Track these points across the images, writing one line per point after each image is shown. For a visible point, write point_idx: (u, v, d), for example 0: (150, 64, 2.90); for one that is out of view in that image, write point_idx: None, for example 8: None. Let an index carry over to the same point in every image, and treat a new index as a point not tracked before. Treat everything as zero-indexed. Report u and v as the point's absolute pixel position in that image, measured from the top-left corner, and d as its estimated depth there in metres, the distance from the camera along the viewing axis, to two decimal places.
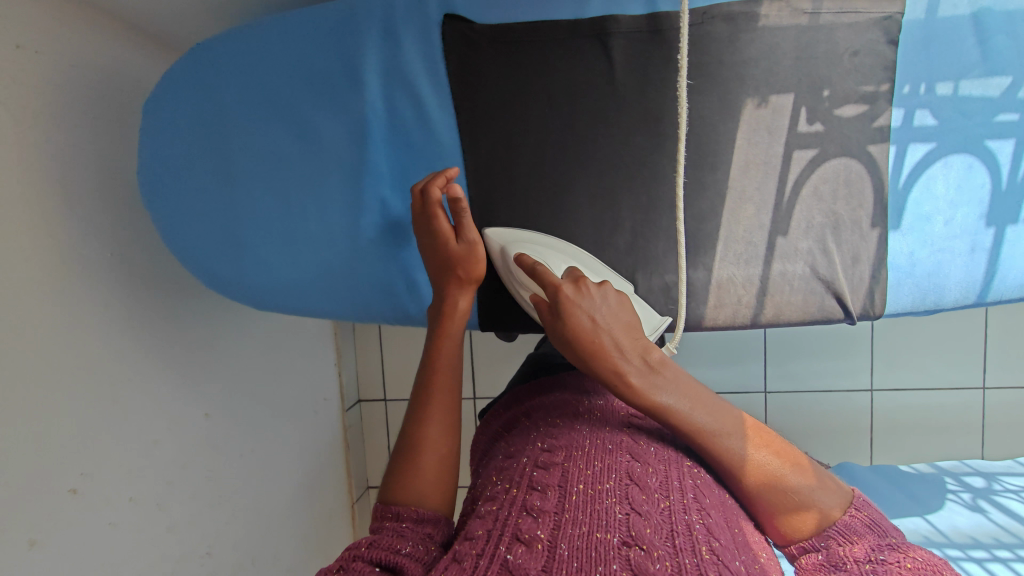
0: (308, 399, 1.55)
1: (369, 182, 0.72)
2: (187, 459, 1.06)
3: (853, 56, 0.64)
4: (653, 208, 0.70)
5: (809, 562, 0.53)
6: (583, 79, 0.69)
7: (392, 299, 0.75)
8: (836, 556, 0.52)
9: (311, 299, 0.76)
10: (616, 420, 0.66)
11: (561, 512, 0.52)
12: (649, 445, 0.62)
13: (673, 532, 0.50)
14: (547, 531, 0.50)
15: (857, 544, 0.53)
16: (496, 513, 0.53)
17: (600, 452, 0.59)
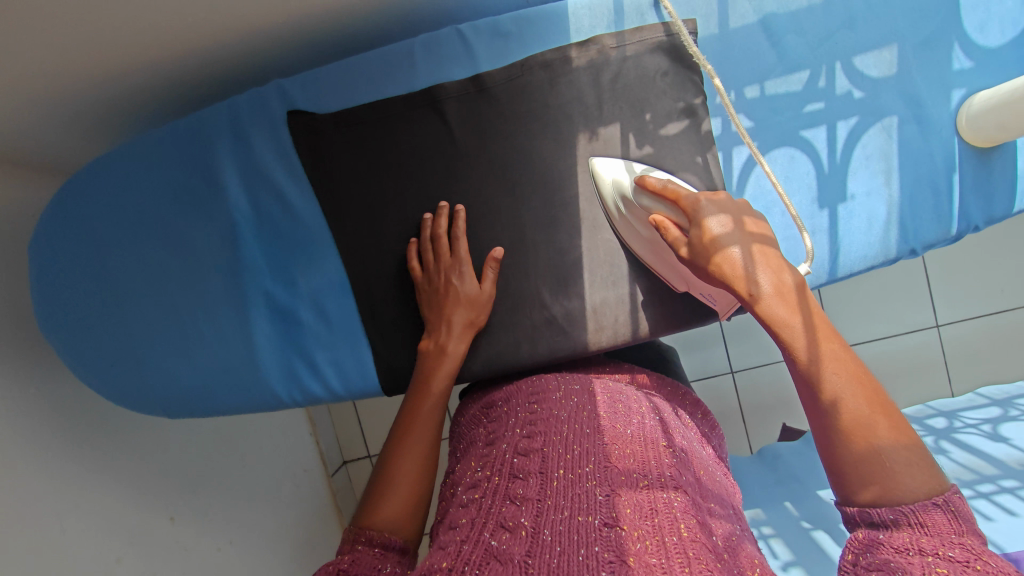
0: (286, 475, 1.53)
1: (248, 278, 0.75)
2: (155, 568, 1.05)
3: (664, 76, 0.69)
4: (520, 250, 0.73)
5: (864, 537, 0.43)
6: (427, 145, 0.73)
7: (296, 381, 0.77)
8: (897, 539, 0.41)
9: (218, 398, 0.78)
10: (592, 397, 0.61)
11: (544, 499, 0.48)
12: (631, 420, 0.58)
13: (654, 511, 0.46)
14: (531, 518, 0.46)
15: (928, 538, 0.40)
16: (479, 502, 0.49)
17: (581, 435, 0.55)
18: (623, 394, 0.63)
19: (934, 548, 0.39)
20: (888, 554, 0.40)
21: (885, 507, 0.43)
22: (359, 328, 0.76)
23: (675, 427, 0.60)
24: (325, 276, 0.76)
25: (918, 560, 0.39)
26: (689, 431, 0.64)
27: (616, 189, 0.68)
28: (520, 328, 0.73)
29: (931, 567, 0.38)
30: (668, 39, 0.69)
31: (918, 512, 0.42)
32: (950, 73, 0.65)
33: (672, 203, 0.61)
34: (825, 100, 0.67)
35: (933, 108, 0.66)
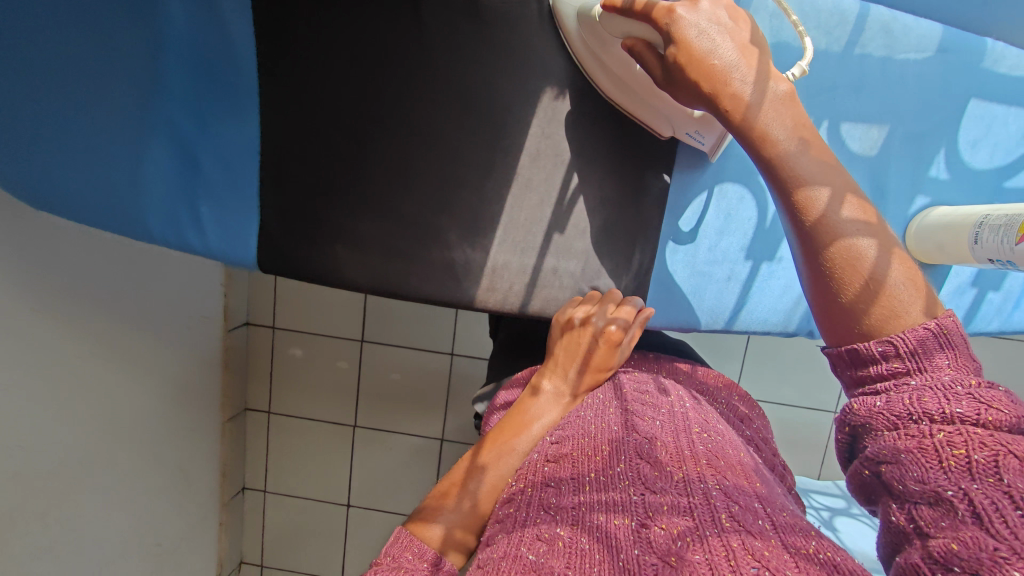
0: None
1: (159, 98, 0.64)
2: None
3: None
4: (444, 182, 0.68)
5: (863, 406, 0.39)
6: (392, 36, 0.65)
7: (176, 227, 0.69)
8: (901, 403, 0.36)
9: (79, 214, 0.66)
10: (621, 399, 0.57)
11: (580, 506, 0.43)
12: (653, 413, 0.53)
13: (694, 504, 0.41)
14: (568, 528, 0.41)
15: (929, 393, 0.36)
16: (514, 515, 0.45)
17: (604, 437, 0.50)
18: (647, 387, 0.59)
19: (939, 407, 0.35)
20: (895, 439, 0.36)
21: (873, 341, 0.40)
22: (256, 196, 0.71)
23: (712, 417, 0.55)
24: (238, 131, 0.68)
25: (929, 438, 0.34)
26: (726, 417, 0.59)
27: (580, 17, 0.62)
28: (414, 260, 0.70)
29: (946, 444, 0.33)
30: None
31: (911, 357, 0.38)
32: (924, 177, 0.62)
33: (641, 24, 0.50)
34: None
35: (891, 207, 0.63)
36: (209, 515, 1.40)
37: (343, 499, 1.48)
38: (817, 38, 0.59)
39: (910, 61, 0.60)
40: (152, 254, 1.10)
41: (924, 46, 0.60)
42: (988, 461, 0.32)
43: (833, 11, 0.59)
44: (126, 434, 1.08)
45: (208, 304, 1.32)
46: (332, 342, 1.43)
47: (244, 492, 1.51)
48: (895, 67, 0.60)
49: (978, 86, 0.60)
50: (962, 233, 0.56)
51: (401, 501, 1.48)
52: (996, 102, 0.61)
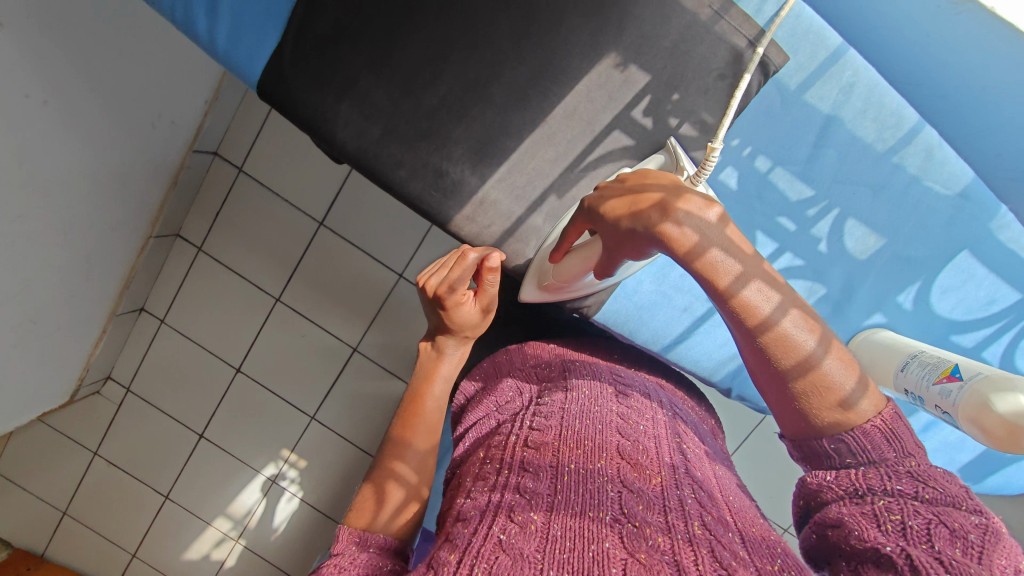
0: None
1: None
2: None
3: (717, 79, 0.63)
4: (472, 92, 0.66)
5: (817, 481, 0.44)
6: None
7: (186, 5, 0.65)
8: (849, 482, 0.43)
9: None
10: (603, 394, 0.56)
11: (555, 493, 0.43)
12: (640, 419, 0.53)
13: (666, 507, 0.42)
14: (542, 513, 0.41)
15: (873, 471, 0.42)
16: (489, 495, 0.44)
17: (586, 428, 0.50)
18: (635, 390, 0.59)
19: (880, 483, 0.41)
20: (842, 506, 0.42)
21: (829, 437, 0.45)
22: (284, 16, 0.67)
23: (688, 429, 0.56)
24: None
25: (871, 506, 0.40)
26: (702, 433, 0.60)
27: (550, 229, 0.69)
28: (410, 154, 0.67)
29: (884, 514, 0.39)
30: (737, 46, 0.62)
31: (860, 448, 0.43)
32: (891, 299, 0.65)
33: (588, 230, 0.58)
34: (799, 226, 0.65)
35: (854, 312, 0.66)
36: (95, 320, 1.33)
37: (236, 360, 1.44)
38: (863, 128, 0.62)
39: (932, 191, 0.62)
40: (147, 31, 1.03)
41: (951, 184, 0.62)
42: (924, 531, 0.38)
43: (893, 112, 0.61)
44: (46, 196, 0.99)
45: (185, 113, 1.24)
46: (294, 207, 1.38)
47: (140, 312, 1.45)
48: (917, 191, 0.62)
49: (976, 240, 0.63)
50: (897, 355, 0.60)
51: (291, 388, 1.45)
52: (981, 263, 0.64)
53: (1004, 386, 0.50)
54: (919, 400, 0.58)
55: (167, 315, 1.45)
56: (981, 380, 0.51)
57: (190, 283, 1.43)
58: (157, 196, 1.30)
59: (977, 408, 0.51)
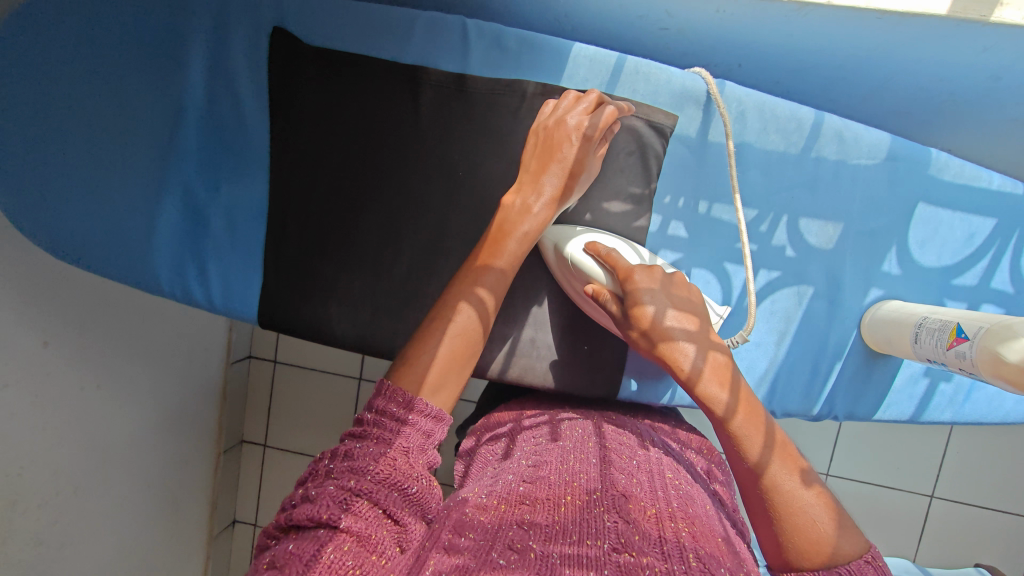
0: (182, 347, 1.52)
1: (176, 165, 0.75)
2: None
3: (627, 156, 0.68)
4: (432, 251, 0.74)
5: None
6: (390, 121, 0.73)
7: (182, 279, 0.77)
8: None
9: (100, 263, 0.74)
10: (602, 438, 0.58)
11: (554, 524, 0.43)
12: (635, 459, 0.54)
13: (661, 538, 0.42)
14: (540, 542, 0.41)
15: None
16: (484, 525, 0.43)
17: (585, 467, 0.51)
18: (628, 434, 0.60)
19: None
20: None
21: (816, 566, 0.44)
22: (260, 254, 0.77)
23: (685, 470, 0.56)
24: (247, 192, 0.77)
25: None
26: (702, 473, 0.60)
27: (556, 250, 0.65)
28: (401, 321, 0.75)
29: None
30: (636, 125, 0.67)
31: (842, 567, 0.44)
32: (876, 271, 0.66)
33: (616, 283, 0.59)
34: (760, 244, 0.67)
35: (848, 295, 0.67)
36: (196, 550, 1.40)
37: None
38: (772, 141, 0.66)
39: (861, 166, 0.65)
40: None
41: (875, 153, 0.65)
42: None
43: (790, 118, 0.66)
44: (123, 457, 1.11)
45: (214, 338, 1.38)
46: (331, 381, 1.47)
47: (232, 526, 1.53)
48: (847, 170, 0.66)
49: (925, 189, 0.65)
50: (906, 328, 0.60)
51: None
52: (942, 206, 0.65)
53: (1006, 335, 0.48)
54: (943, 364, 0.56)
55: (257, 520, 1.52)
56: (985, 335, 0.50)
57: (267, 484, 1.52)
58: (213, 419, 1.42)
59: (992, 363, 0.49)
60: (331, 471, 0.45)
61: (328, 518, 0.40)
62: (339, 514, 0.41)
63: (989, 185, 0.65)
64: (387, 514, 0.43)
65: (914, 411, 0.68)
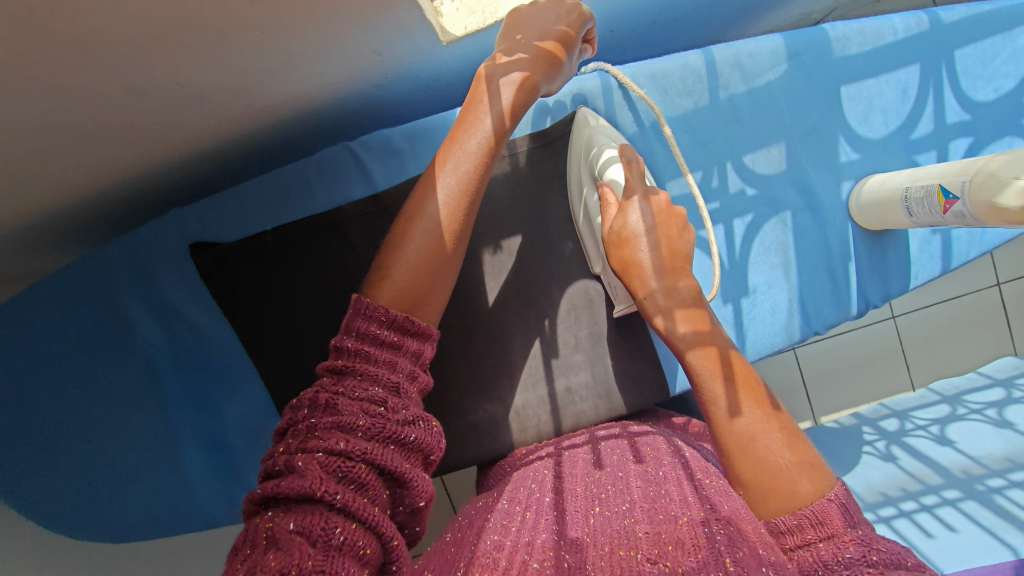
0: None
1: (172, 410, 0.77)
2: None
3: (561, 180, 0.71)
4: (435, 362, 0.73)
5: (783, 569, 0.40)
6: (333, 270, 0.72)
7: (233, 503, 0.79)
8: (808, 562, 0.39)
9: (156, 527, 0.78)
10: (632, 453, 0.57)
11: (586, 539, 0.43)
12: (669, 469, 0.52)
13: (694, 543, 0.39)
14: (573, 554, 0.40)
15: (823, 545, 0.39)
16: (516, 541, 0.43)
17: (615, 484, 0.51)
18: (656, 446, 0.58)
19: (831, 555, 0.38)
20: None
21: (788, 514, 0.42)
22: None
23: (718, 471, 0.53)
24: (247, 400, 0.77)
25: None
26: None
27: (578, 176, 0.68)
28: (444, 437, 0.74)
29: None
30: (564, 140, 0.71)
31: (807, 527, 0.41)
32: (837, 164, 0.65)
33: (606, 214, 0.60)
34: (720, 199, 0.65)
35: (825, 195, 0.66)
36: None
37: None
38: (681, 101, 0.65)
39: (771, 80, 0.64)
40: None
41: (776, 62, 0.64)
42: None
43: (682, 73, 0.64)
44: None
45: None
46: None
47: None
48: (760, 91, 0.64)
49: (839, 72, 0.64)
50: (896, 205, 0.59)
51: None
52: (864, 77, 0.64)
53: (993, 185, 0.47)
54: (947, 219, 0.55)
55: None
56: (972, 189, 0.49)
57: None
58: None
59: (992, 213, 0.48)
60: (313, 423, 0.38)
61: (323, 494, 0.34)
62: (337, 487, 0.35)
63: (895, 35, 0.64)
64: (387, 472, 0.37)
65: (942, 265, 0.67)
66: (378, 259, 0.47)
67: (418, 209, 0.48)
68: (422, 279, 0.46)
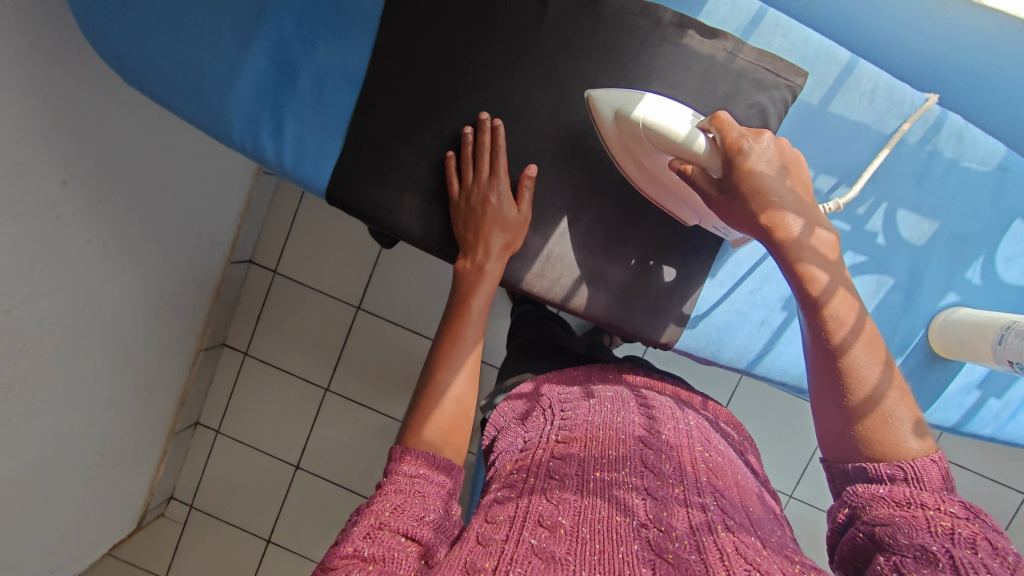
0: (204, 251, 1.39)
1: (276, 9, 0.71)
2: (46, 263, 0.93)
3: (749, 107, 0.67)
4: (523, 161, 0.71)
5: (866, 491, 0.47)
6: (511, 17, 0.70)
7: (254, 131, 0.73)
8: (901, 495, 0.45)
9: (167, 88, 0.70)
10: (629, 409, 0.63)
11: (580, 497, 0.49)
12: (664, 432, 0.59)
13: (688, 514, 0.48)
14: (569, 516, 0.47)
15: (930, 493, 0.45)
16: (516, 499, 0.50)
17: (609, 440, 0.56)
18: (658, 402, 0.65)
19: (937, 502, 0.44)
20: (891, 510, 0.44)
21: (888, 463, 0.48)
22: (341, 126, 0.74)
23: (711, 438, 0.62)
24: (343, 58, 0.73)
25: (923, 515, 0.43)
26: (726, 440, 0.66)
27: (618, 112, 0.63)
28: (473, 226, 0.72)
29: (936, 522, 0.42)
30: (789, 84, 0.67)
31: (914, 475, 0.46)
32: (959, 275, 0.68)
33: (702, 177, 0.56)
34: (853, 224, 0.67)
35: (926, 293, 0.68)
36: (155, 442, 1.48)
37: (293, 460, 1.57)
38: (890, 126, 0.67)
39: (973, 169, 0.67)
40: (183, 156, 1.18)
41: (987, 160, 0.67)
42: (970, 541, 0.40)
43: (917, 106, 0.66)
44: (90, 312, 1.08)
45: (219, 227, 1.40)
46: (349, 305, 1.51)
47: (195, 427, 1.61)
48: (960, 171, 0.67)
49: None
50: (988, 331, 0.62)
51: (354, 480, 1.55)
52: None
53: None
54: None
55: (221, 426, 1.60)
56: None
57: (243, 380, 1.59)
58: (203, 309, 1.47)
59: None
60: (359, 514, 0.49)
61: (357, 551, 0.44)
62: (372, 544, 0.45)
63: None
64: (415, 539, 0.47)
65: (959, 420, 0.70)
66: (411, 423, 0.59)
67: (440, 388, 0.61)
68: (447, 425, 0.58)
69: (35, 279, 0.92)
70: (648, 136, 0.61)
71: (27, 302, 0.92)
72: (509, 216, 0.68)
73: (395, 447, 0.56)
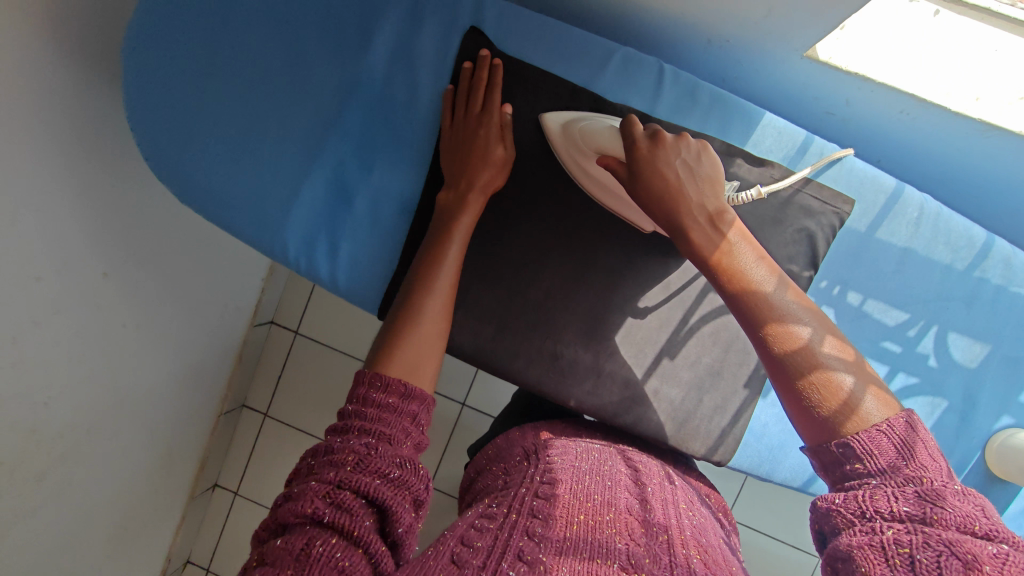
0: (233, 320, 1.39)
1: (334, 134, 0.73)
2: (89, 353, 0.91)
3: (797, 232, 0.69)
4: (575, 279, 0.73)
5: (826, 505, 0.45)
6: None
7: (310, 250, 0.74)
8: (861, 506, 0.43)
9: (226, 212, 0.71)
10: (616, 467, 0.60)
11: (564, 539, 0.45)
12: (647, 490, 0.56)
13: (671, 562, 0.44)
14: (550, 555, 0.43)
15: (884, 492, 0.43)
16: (495, 532, 0.46)
17: (598, 488, 0.53)
18: (642, 466, 0.62)
19: (890, 505, 0.42)
20: (851, 536, 0.42)
21: (843, 438, 0.46)
22: (395, 245, 0.76)
23: (694, 502, 0.59)
24: (398, 180, 0.76)
25: (880, 537, 0.41)
26: (703, 504, 0.63)
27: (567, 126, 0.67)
28: (525, 344, 0.73)
29: (895, 550, 0.39)
30: (836, 211, 0.69)
31: (868, 456, 0.44)
32: (1013, 398, 0.72)
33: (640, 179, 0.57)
34: (904, 347, 0.70)
35: (981, 416, 0.72)
36: (173, 508, 1.44)
37: None
38: (938, 253, 0.70)
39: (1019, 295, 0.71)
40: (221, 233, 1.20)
41: None
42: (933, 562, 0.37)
43: (962, 235, 0.70)
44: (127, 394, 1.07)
45: (245, 295, 1.40)
46: None
47: (213, 489, 1.59)
48: (1006, 296, 0.71)
49: None
50: None
51: None
52: None
53: None
54: None
55: (239, 488, 1.58)
56: None
57: (262, 442, 1.57)
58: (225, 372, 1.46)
59: None
60: (311, 465, 0.46)
61: (314, 512, 0.42)
62: (326, 508, 0.42)
63: None
64: (372, 502, 0.44)
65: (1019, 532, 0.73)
66: (380, 352, 0.56)
67: (412, 320, 0.58)
68: (414, 350, 0.56)
69: (73, 369, 0.89)
70: (583, 140, 0.65)
71: (65, 391, 0.89)
72: (494, 154, 0.68)
73: (365, 372, 0.53)
